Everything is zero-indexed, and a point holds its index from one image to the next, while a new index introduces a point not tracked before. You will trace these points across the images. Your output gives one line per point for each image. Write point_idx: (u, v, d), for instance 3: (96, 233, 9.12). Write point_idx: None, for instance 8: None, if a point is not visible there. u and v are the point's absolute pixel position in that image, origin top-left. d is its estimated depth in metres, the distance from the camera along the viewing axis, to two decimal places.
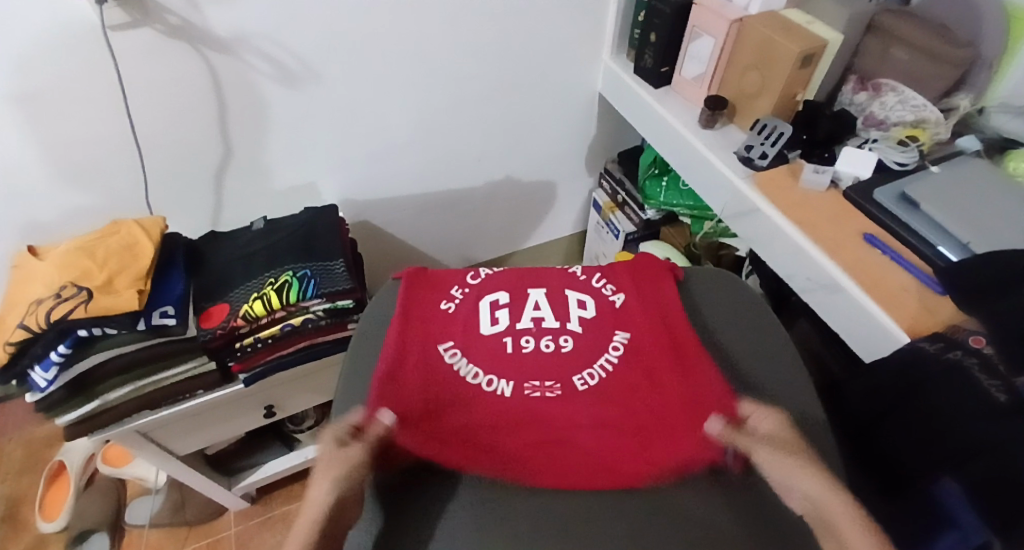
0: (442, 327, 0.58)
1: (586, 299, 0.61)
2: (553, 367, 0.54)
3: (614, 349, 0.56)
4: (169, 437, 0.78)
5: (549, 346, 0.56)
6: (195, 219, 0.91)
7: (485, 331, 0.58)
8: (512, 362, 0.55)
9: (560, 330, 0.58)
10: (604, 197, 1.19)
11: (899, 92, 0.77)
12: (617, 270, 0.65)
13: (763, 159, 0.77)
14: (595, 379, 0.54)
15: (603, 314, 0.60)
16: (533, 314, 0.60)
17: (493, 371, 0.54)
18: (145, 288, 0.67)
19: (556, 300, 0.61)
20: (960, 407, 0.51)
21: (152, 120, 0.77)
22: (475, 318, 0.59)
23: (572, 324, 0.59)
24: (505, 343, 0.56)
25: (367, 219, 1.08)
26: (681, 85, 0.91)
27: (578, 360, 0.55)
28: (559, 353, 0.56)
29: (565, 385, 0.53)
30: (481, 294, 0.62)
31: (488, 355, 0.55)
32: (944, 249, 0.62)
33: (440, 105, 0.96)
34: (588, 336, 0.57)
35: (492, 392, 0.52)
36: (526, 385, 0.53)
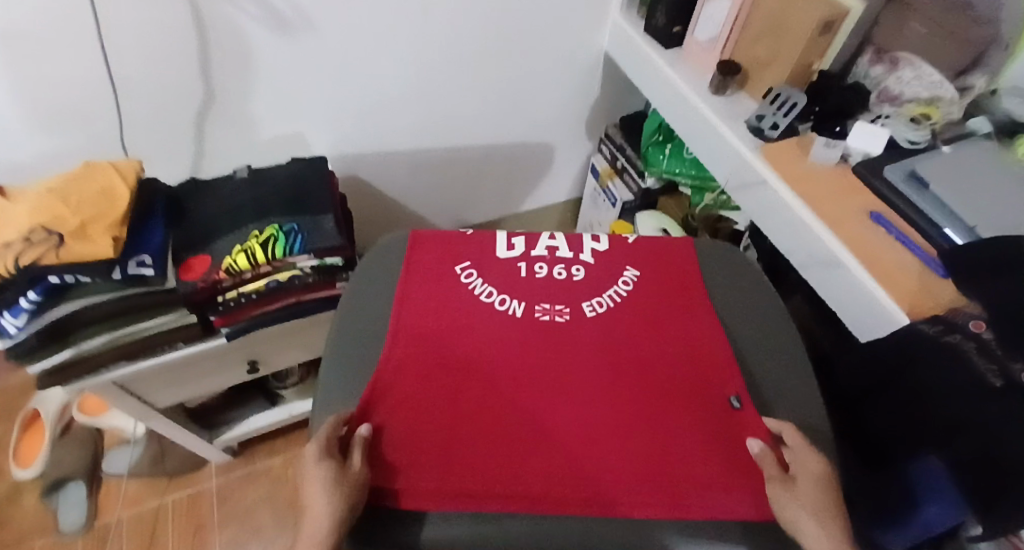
0: (461, 248, 0.62)
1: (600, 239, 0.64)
2: (565, 291, 0.57)
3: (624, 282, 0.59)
4: (148, 390, 0.76)
5: (562, 274, 0.59)
6: (173, 166, 0.87)
7: (501, 255, 0.61)
8: (525, 284, 0.58)
9: (572, 261, 0.61)
10: (603, 163, 1.15)
11: (915, 67, 0.74)
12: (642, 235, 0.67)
13: (774, 130, 0.74)
14: (605, 305, 0.56)
15: (614, 251, 0.63)
16: (549, 244, 0.63)
17: (507, 290, 0.57)
18: (121, 235, 0.63)
19: (572, 238, 0.64)
20: (955, 387, 0.51)
21: (130, 58, 0.71)
22: (491, 243, 0.62)
23: (585, 256, 0.62)
24: (519, 268, 0.59)
25: (356, 174, 1.04)
26: (693, 48, 0.87)
27: (591, 286, 0.58)
28: (571, 280, 0.59)
29: (575, 309, 0.55)
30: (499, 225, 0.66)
31: (504, 276, 0.59)
32: (950, 232, 0.61)
33: (437, 56, 0.91)
34: (599, 268, 0.60)
35: (504, 309, 0.55)
36: (537, 307, 0.55)
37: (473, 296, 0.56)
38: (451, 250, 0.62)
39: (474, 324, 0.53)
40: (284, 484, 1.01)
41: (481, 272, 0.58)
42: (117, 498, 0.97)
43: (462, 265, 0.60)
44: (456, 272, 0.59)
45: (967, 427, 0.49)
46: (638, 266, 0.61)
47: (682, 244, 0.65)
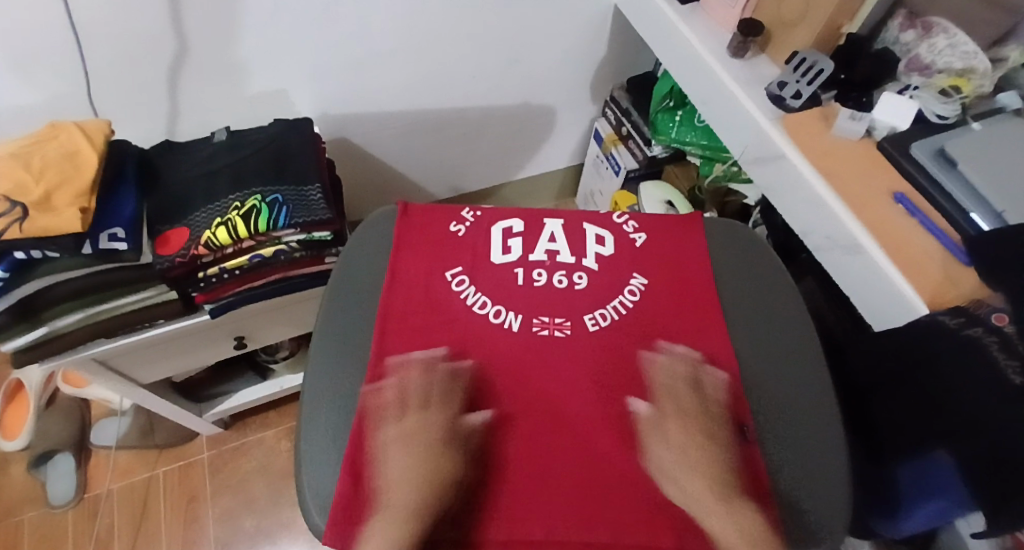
0: (452, 250, 0.58)
1: (604, 237, 0.60)
2: (564, 303, 0.54)
3: (628, 292, 0.55)
4: (130, 366, 0.73)
5: (562, 282, 0.56)
6: (147, 126, 0.81)
7: (496, 260, 0.57)
8: (522, 294, 0.55)
9: (574, 266, 0.57)
10: (607, 128, 1.10)
11: (950, 35, 0.68)
12: (648, 217, 0.63)
13: (797, 99, 0.69)
14: (607, 320, 0.53)
15: (621, 254, 0.59)
16: (548, 247, 0.59)
17: (502, 302, 0.54)
18: (90, 206, 0.58)
19: (573, 237, 0.60)
20: (975, 385, 0.48)
21: (90, 1, 0.64)
22: (485, 245, 0.58)
23: (588, 261, 0.58)
24: (516, 275, 0.56)
25: (346, 136, 0.98)
26: (711, 4, 0.80)
27: (592, 297, 0.55)
28: (572, 289, 0.55)
29: (576, 324, 0.53)
30: (494, 219, 0.61)
31: (498, 286, 0.55)
32: (976, 217, 0.57)
33: (429, 8, 0.83)
34: (603, 275, 0.57)
35: (499, 323, 0.52)
36: (534, 322, 0.53)
37: (467, 309, 0.54)
38: (440, 254, 0.58)
39: (469, 343, 0.51)
40: (278, 455, 1.00)
41: (473, 280, 0.55)
42: (107, 470, 0.96)
43: (454, 271, 0.56)
44: (447, 280, 0.56)
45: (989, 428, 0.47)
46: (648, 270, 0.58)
47: (687, 237, 0.61)
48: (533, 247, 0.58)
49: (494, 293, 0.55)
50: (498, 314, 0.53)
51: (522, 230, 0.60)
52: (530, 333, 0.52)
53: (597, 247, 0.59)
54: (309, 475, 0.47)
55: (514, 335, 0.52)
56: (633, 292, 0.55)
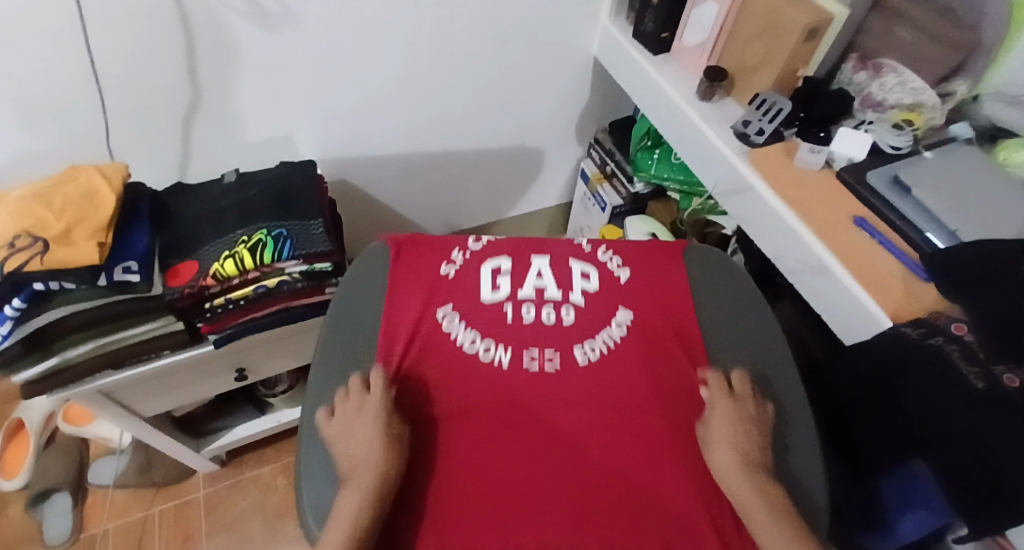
0: (441, 289, 0.60)
1: (590, 271, 0.62)
2: (554, 337, 0.56)
3: (615, 325, 0.58)
4: (134, 397, 0.75)
5: (551, 317, 0.57)
6: (159, 170, 0.86)
7: (487, 298, 0.59)
8: (512, 330, 0.56)
9: (561, 302, 0.59)
10: (593, 168, 1.16)
11: (899, 73, 0.75)
12: (629, 246, 0.66)
13: (760, 135, 0.75)
14: (595, 353, 0.55)
15: (606, 290, 0.61)
16: (536, 283, 0.60)
17: (492, 338, 0.56)
18: (105, 240, 0.62)
19: (560, 273, 0.62)
20: (940, 390, 0.51)
21: (115, 58, 0.70)
22: (475, 284, 0.60)
23: (575, 296, 0.60)
24: (506, 311, 0.58)
25: (346, 178, 1.04)
26: (681, 53, 0.88)
27: (580, 331, 0.57)
28: (561, 326, 0.57)
29: (565, 359, 0.55)
30: (484, 259, 0.63)
31: (489, 323, 0.57)
32: (932, 236, 0.62)
33: (423, 60, 0.91)
34: (589, 311, 0.59)
35: (491, 361, 0.54)
36: (524, 357, 0.55)
37: (459, 348, 0.55)
38: (431, 292, 0.59)
39: (461, 381, 0.53)
40: (274, 492, 1.00)
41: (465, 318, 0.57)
42: (103, 508, 0.96)
43: (445, 309, 0.58)
44: (439, 318, 0.57)
45: (953, 431, 0.50)
46: (632, 303, 0.60)
47: (667, 270, 0.63)
48: (522, 283, 0.60)
49: (483, 331, 0.57)
50: (488, 352, 0.55)
51: (510, 268, 0.62)
52: (522, 370, 0.54)
53: (583, 282, 0.61)
54: (309, 494, 0.48)
55: (504, 373, 0.53)
56: (619, 326, 0.58)
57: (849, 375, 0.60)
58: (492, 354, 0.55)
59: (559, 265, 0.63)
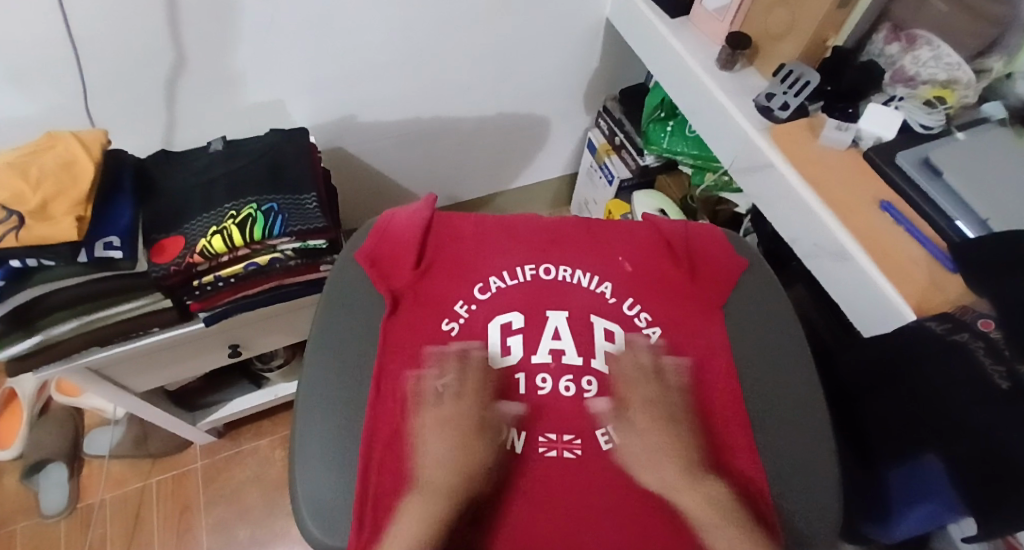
0: (440, 351, 0.50)
1: (615, 331, 0.52)
2: (572, 416, 0.47)
3: (644, 401, 0.49)
4: (124, 374, 0.73)
5: (569, 389, 0.49)
6: (143, 137, 0.82)
7: (495, 364, 0.50)
8: (525, 409, 0.48)
9: (582, 370, 0.50)
10: (601, 138, 1.11)
11: (934, 46, 0.69)
12: (649, 253, 0.57)
13: (784, 110, 0.70)
14: (620, 434, 0.47)
15: (634, 351, 0.51)
16: (552, 346, 0.50)
17: (501, 416, 0.47)
18: (86, 215, 0.58)
19: (579, 331, 0.51)
20: (962, 387, 0.49)
21: (91, 17, 0.65)
22: (481, 347, 0.50)
23: (597, 363, 0.50)
24: (518, 383, 0.49)
25: (342, 146, 0.99)
26: (700, 18, 0.81)
27: (604, 409, 0.48)
28: (580, 399, 0.48)
29: (586, 445, 0.46)
30: (491, 314, 0.52)
31: (498, 396, 0.49)
32: (961, 224, 0.58)
33: (424, 21, 0.85)
34: (614, 381, 0.49)
35: (501, 444, 0.46)
36: (539, 441, 0.46)
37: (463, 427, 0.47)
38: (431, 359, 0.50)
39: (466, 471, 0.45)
40: (272, 464, 0.99)
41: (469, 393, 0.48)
42: (100, 479, 0.95)
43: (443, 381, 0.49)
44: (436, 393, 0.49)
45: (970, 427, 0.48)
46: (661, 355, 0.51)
47: (705, 326, 0.52)
48: (535, 345, 0.51)
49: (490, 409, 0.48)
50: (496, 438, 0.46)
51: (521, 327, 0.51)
52: (535, 460, 0.45)
53: (606, 344, 0.51)
54: (303, 483, 0.47)
55: (516, 462, 0.45)
56: (649, 401, 0.49)
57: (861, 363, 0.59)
58: (500, 439, 0.46)
59: (575, 301, 0.54)
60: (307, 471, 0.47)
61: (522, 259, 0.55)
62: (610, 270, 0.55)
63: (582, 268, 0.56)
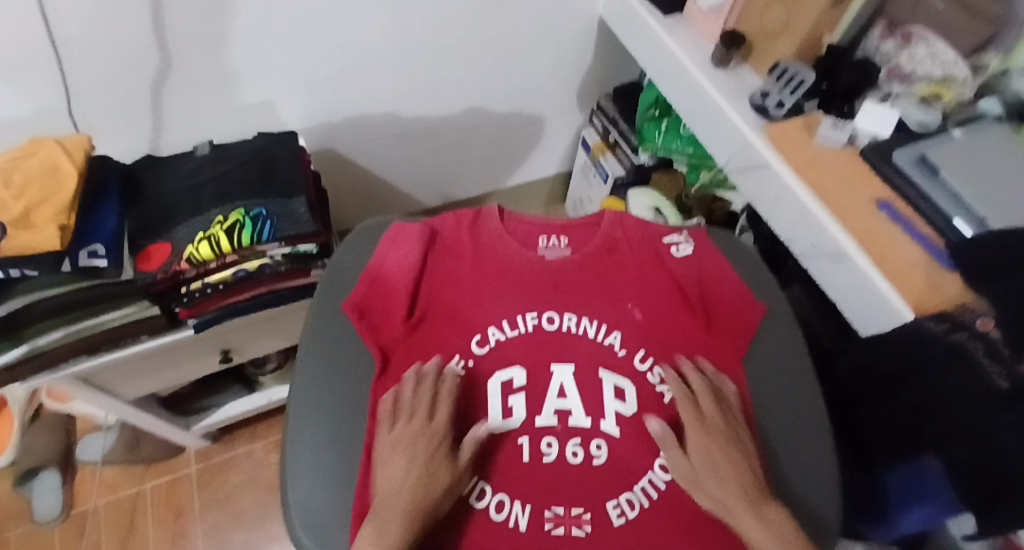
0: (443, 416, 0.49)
1: (625, 388, 0.52)
2: (581, 488, 0.46)
3: (658, 467, 0.47)
4: (115, 382, 0.72)
5: (576, 455, 0.48)
6: (131, 140, 0.80)
7: (497, 429, 0.49)
8: (532, 478, 0.47)
9: (590, 433, 0.49)
10: (595, 136, 1.10)
11: (930, 43, 0.68)
12: (655, 296, 0.56)
13: (780, 109, 0.69)
14: (633, 508, 0.45)
15: (644, 410, 0.51)
16: (557, 405, 0.50)
17: (506, 488, 0.46)
18: (69, 223, 0.57)
19: (587, 389, 0.51)
20: (964, 389, 0.49)
21: (71, 19, 0.63)
22: (485, 408, 0.50)
23: (606, 425, 0.49)
24: (522, 448, 0.48)
25: (332, 148, 0.97)
26: (695, 15, 0.80)
27: (614, 478, 0.47)
28: (588, 467, 0.48)
29: (597, 518, 0.45)
30: (495, 371, 0.52)
31: (500, 465, 0.47)
32: (958, 223, 0.58)
33: (416, 20, 0.83)
34: (624, 444, 0.49)
35: (502, 521, 0.45)
36: (546, 515, 0.45)
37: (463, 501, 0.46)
38: None
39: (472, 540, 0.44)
40: (267, 467, 0.98)
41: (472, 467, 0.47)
42: (93, 485, 0.95)
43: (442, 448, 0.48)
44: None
45: (971, 430, 0.47)
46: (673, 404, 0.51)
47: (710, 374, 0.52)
48: (540, 408, 0.50)
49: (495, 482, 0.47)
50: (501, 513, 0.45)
51: (526, 386, 0.51)
52: (542, 537, 0.44)
53: (615, 403, 0.51)
54: (296, 496, 0.46)
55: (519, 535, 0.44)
56: (663, 469, 0.47)
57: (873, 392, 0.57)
58: (505, 515, 0.45)
59: (582, 352, 0.53)
60: (299, 482, 0.47)
61: (525, 307, 0.55)
62: (619, 319, 0.55)
63: (588, 317, 0.55)
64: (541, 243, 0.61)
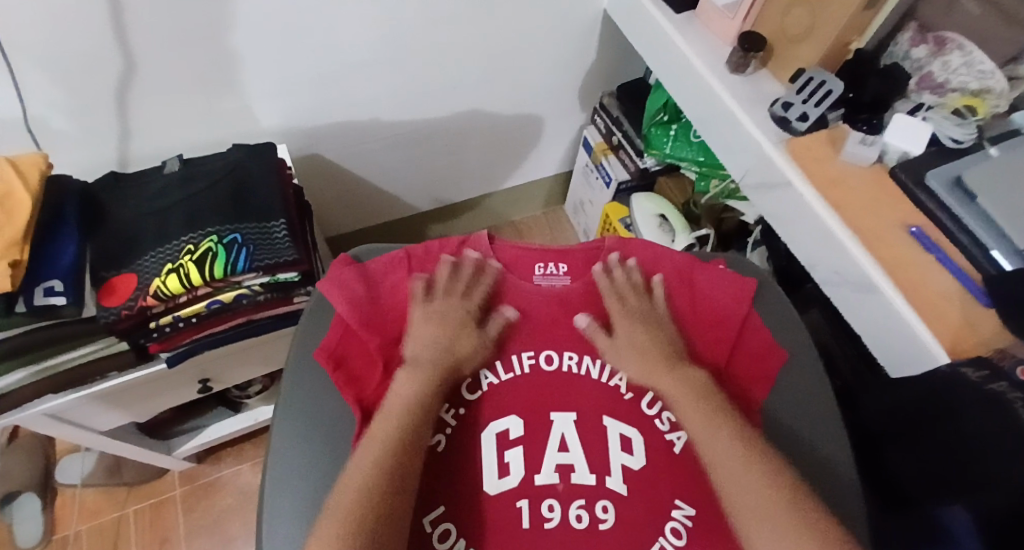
0: (433, 477, 0.45)
1: (631, 437, 0.47)
2: None
3: (670, 532, 0.43)
4: (87, 416, 0.67)
5: (581, 519, 0.43)
6: (99, 150, 0.74)
7: (491, 489, 0.44)
8: (531, 545, 0.42)
9: (596, 492, 0.44)
10: (597, 136, 1.03)
11: (965, 52, 0.62)
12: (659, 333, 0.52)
13: (803, 122, 0.63)
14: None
15: (654, 465, 0.46)
16: (559, 460, 0.46)
17: None
18: (21, 258, 0.51)
19: (591, 441, 0.47)
20: (1001, 438, 0.44)
21: (20, 22, 0.57)
22: (478, 465, 0.46)
23: (613, 482, 0.45)
24: (520, 513, 0.43)
25: (317, 153, 0.91)
26: (708, 13, 0.74)
27: (624, 543, 0.42)
28: (593, 533, 0.43)
29: None
30: (488, 420, 0.48)
31: (497, 534, 0.43)
32: (998, 255, 0.53)
33: (406, 17, 0.77)
34: (633, 505, 0.44)
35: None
36: None
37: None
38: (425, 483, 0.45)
39: None
40: (255, 489, 0.95)
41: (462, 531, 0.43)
42: (74, 510, 0.91)
43: (432, 517, 0.44)
44: (425, 531, 0.43)
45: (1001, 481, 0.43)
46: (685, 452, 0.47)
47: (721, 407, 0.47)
48: (539, 463, 0.46)
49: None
50: None
51: (523, 438, 0.47)
52: None
53: (623, 457, 0.46)
54: None
55: None
56: (676, 533, 0.43)
57: (888, 423, 0.54)
58: None
59: (585, 397, 0.49)
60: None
61: (520, 348, 0.51)
62: None
63: (591, 355, 0.51)
64: (537, 271, 0.56)
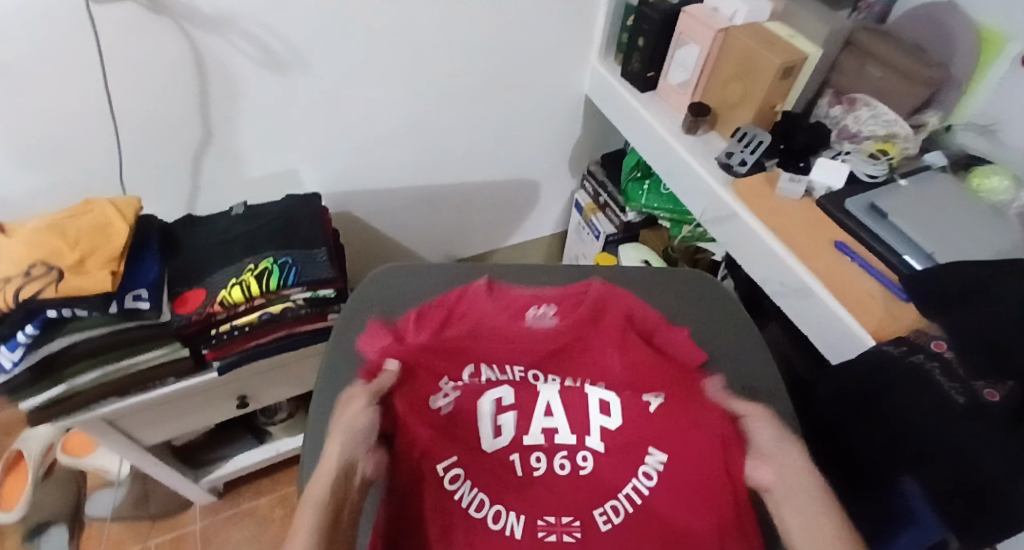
0: None
1: (610, 401, 0.48)
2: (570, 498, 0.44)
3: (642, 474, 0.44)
4: (136, 426, 0.76)
5: (565, 467, 0.46)
6: (171, 201, 0.89)
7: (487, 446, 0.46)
8: (519, 488, 0.45)
9: (577, 445, 0.46)
10: (587, 198, 1.20)
11: (872, 107, 0.78)
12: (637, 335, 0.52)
13: (743, 166, 0.79)
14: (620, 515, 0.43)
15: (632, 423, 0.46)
16: (545, 422, 0.47)
17: (500, 499, 0.44)
18: (118, 270, 0.64)
19: (573, 405, 0.48)
20: (933, 405, 0.52)
21: (132, 97, 0.75)
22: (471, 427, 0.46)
23: (593, 440, 0.46)
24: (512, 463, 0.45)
25: (347, 211, 1.07)
26: (666, 91, 0.93)
27: (602, 488, 0.44)
28: (577, 478, 0.45)
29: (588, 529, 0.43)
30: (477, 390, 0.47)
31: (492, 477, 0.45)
32: (909, 259, 0.65)
33: (424, 99, 0.96)
34: (614, 457, 0.45)
35: (500, 531, 0.42)
36: (538, 527, 0.43)
37: (462, 514, 0.42)
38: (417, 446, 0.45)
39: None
40: (270, 523, 0.99)
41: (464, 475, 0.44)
42: (98, 542, 0.95)
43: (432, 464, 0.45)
44: (436, 475, 0.43)
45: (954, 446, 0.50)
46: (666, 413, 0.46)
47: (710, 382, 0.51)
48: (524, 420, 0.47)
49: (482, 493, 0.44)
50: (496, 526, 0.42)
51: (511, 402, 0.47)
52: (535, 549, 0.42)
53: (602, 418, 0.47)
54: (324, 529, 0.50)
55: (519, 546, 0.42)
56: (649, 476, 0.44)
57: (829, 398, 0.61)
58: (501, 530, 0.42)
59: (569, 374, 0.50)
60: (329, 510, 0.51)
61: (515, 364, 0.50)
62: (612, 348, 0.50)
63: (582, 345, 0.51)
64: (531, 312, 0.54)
